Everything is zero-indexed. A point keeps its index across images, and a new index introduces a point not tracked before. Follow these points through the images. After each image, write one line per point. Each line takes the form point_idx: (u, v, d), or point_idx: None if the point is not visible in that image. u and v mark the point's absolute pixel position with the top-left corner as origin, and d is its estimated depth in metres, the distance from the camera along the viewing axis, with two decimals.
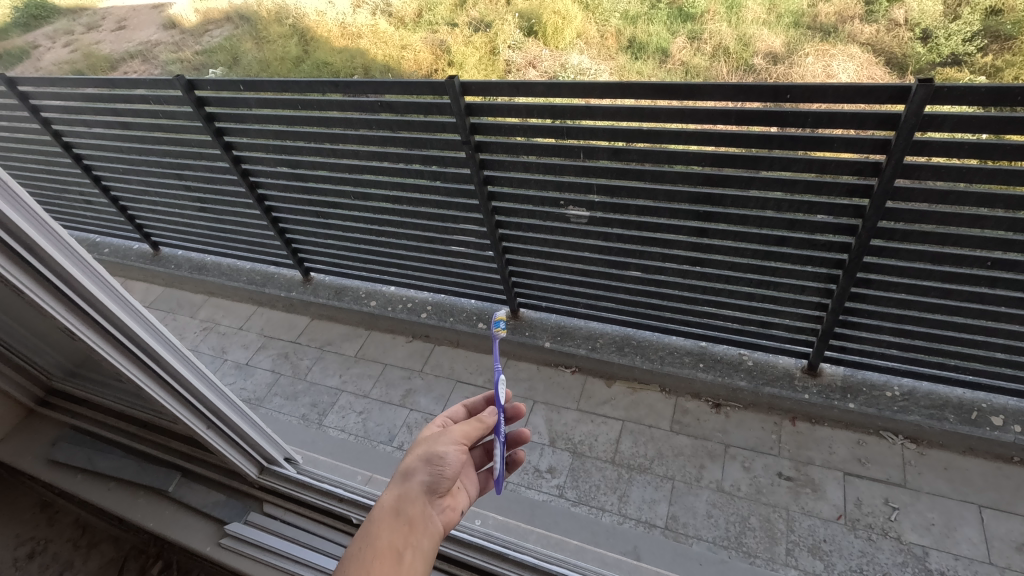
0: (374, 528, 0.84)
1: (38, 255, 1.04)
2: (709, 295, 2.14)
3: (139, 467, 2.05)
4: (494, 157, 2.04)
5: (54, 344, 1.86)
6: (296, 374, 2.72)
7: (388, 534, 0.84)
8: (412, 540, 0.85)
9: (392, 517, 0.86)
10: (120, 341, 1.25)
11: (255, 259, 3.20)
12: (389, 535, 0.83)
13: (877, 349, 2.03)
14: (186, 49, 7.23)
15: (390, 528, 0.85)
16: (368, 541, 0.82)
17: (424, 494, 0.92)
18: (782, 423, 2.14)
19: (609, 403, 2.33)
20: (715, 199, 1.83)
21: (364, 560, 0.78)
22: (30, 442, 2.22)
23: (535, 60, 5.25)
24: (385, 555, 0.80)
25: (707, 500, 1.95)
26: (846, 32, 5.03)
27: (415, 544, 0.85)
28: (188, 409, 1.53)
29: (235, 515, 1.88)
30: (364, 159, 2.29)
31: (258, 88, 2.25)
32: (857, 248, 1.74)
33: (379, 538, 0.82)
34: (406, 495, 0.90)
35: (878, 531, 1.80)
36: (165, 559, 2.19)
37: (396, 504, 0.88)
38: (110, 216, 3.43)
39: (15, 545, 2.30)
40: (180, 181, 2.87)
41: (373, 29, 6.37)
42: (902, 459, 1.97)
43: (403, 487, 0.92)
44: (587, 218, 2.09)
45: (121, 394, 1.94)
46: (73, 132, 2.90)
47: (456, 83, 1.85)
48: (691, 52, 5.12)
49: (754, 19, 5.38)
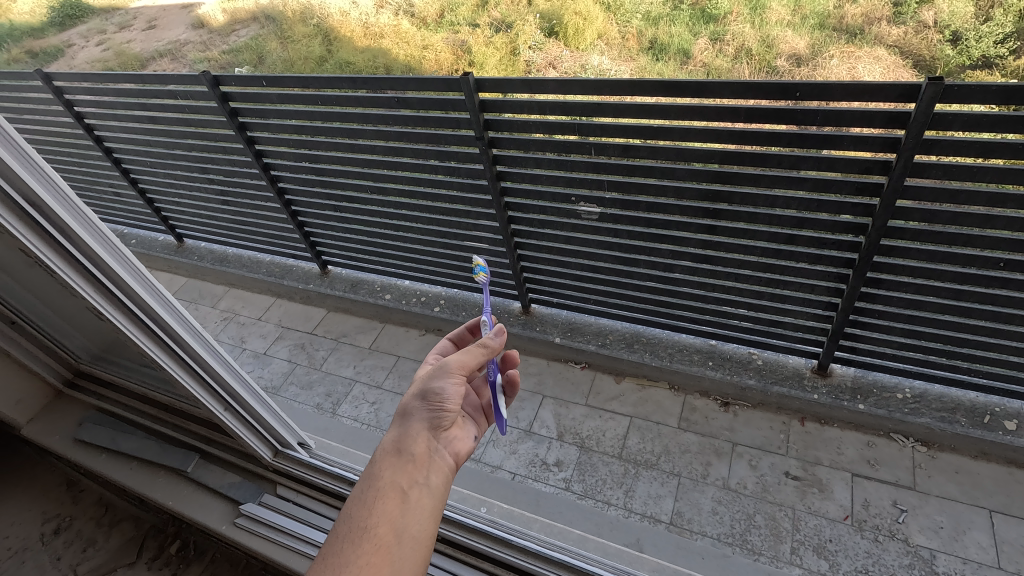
0: (376, 469, 0.84)
1: (71, 238, 1.09)
2: (718, 293, 2.15)
3: (160, 448, 2.13)
4: (507, 153, 2.07)
5: (81, 325, 1.93)
6: (311, 364, 2.78)
7: (392, 473, 0.84)
8: (417, 478, 0.85)
9: (394, 457, 0.86)
10: (145, 322, 1.30)
11: (275, 252, 3.28)
12: (392, 476, 0.83)
13: (887, 351, 2.01)
14: (214, 48, 7.41)
15: (392, 467, 0.84)
16: (372, 483, 0.82)
17: (426, 432, 0.91)
18: (791, 422, 2.14)
19: (617, 399, 2.35)
20: (725, 197, 1.84)
21: (367, 502, 0.79)
22: (58, 422, 2.32)
23: (556, 61, 5.29)
24: (388, 496, 0.80)
25: (712, 496, 1.96)
26: (873, 34, 4.96)
27: (419, 483, 0.84)
28: (208, 392, 1.58)
29: (249, 496, 1.94)
30: (382, 154, 2.34)
31: (280, 84, 2.31)
32: (866, 248, 1.73)
33: (382, 479, 0.83)
34: (408, 435, 0.89)
35: (884, 533, 1.79)
36: (183, 538, 2.27)
37: (399, 445, 0.88)
38: (138, 208, 3.54)
39: (42, 521, 2.40)
40: (205, 174, 2.96)
41: (396, 29, 6.46)
42: (912, 461, 1.96)
43: (404, 427, 0.91)
44: (598, 214, 2.11)
45: (144, 376, 2.02)
46: (104, 126, 3.01)
47: (471, 79, 1.88)
48: (713, 54, 5.10)
49: (778, 21, 5.34)
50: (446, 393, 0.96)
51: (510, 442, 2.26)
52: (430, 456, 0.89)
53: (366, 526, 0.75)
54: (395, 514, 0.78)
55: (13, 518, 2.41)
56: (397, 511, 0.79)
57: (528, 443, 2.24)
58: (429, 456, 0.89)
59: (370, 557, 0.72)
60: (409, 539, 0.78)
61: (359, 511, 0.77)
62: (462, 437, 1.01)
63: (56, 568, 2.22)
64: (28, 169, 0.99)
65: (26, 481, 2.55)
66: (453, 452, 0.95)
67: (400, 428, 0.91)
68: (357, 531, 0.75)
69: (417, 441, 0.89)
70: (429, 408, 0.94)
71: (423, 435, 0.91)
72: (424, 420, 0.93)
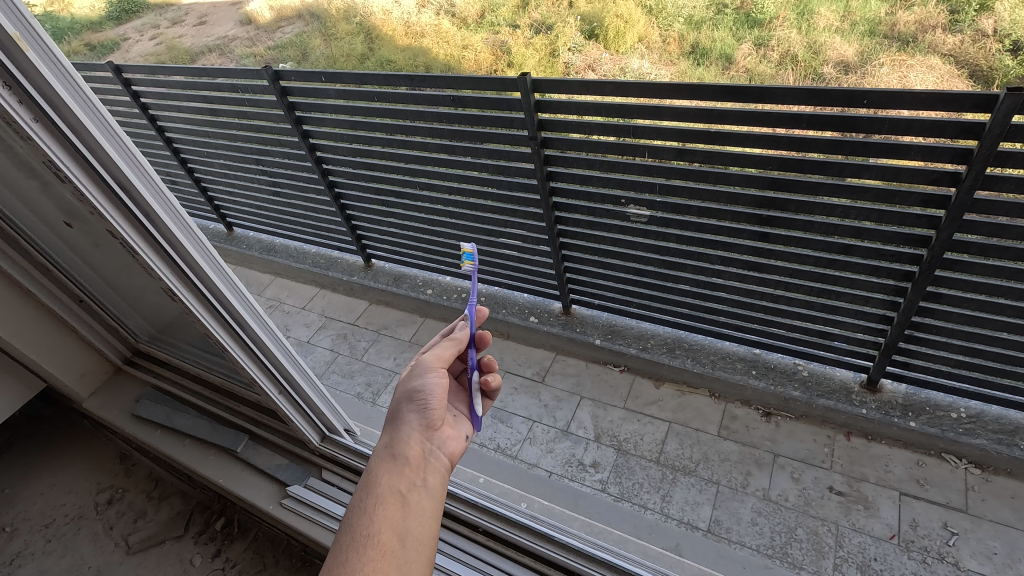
0: (374, 477, 0.88)
1: (154, 221, 1.16)
2: (766, 301, 2.12)
3: (211, 427, 2.22)
4: (558, 153, 2.09)
5: (145, 305, 2.03)
6: (352, 354, 2.84)
7: (389, 479, 0.87)
8: (414, 481, 0.89)
9: (389, 464, 0.90)
10: (213, 303, 1.37)
11: (320, 243, 3.38)
12: (391, 481, 0.87)
13: (943, 368, 1.95)
14: (261, 44, 7.61)
15: (389, 474, 0.88)
16: (370, 491, 0.85)
17: (417, 435, 0.97)
18: (836, 436, 2.10)
19: (656, 403, 2.34)
20: (780, 204, 1.82)
21: (368, 510, 0.82)
22: (117, 397, 2.44)
23: (595, 64, 5.28)
24: (389, 503, 0.84)
25: (752, 507, 1.94)
26: (926, 42, 4.75)
27: (417, 484, 0.88)
28: (265, 375, 1.66)
29: (295, 478, 2.01)
30: (433, 151, 2.39)
31: (338, 80, 2.38)
32: (928, 261, 1.68)
33: (380, 486, 0.86)
34: (400, 441, 0.95)
35: (933, 555, 1.74)
36: (227, 516, 2.35)
37: (391, 451, 0.93)
38: (191, 196, 3.68)
39: (96, 491, 2.52)
40: (258, 166, 3.06)
41: (437, 28, 6.52)
42: (965, 483, 1.90)
43: (395, 435, 0.97)
44: (646, 217, 2.10)
45: (201, 357, 2.11)
46: (167, 117, 3.14)
47: (528, 79, 1.91)
48: (757, 60, 4.99)
49: (827, 27, 5.18)
50: (428, 390, 1.03)
51: (547, 441, 2.27)
52: (423, 457, 0.94)
53: (370, 533, 0.78)
54: (397, 519, 0.82)
55: (71, 487, 2.55)
56: (399, 515, 0.82)
57: (566, 443, 2.25)
58: (422, 457, 0.94)
59: (378, 560, 0.75)
60: (415, 540, 0.80)
61: (362, 519, 0.80)
62: (456, 437, 1.06)
63: (108, 537, 2.34)
64: (122, 156, 1.06)
65: (83, 452, 2.68)
66: (447, 453, 1.00)
67: (391, 435, 0.97)
68: (361, 539, 0.77)
69: (409, 444, 0.95)
70: (416, 409, 1.01)
71: (414, 439, 0.96)
72: (413, 423, 0.99)
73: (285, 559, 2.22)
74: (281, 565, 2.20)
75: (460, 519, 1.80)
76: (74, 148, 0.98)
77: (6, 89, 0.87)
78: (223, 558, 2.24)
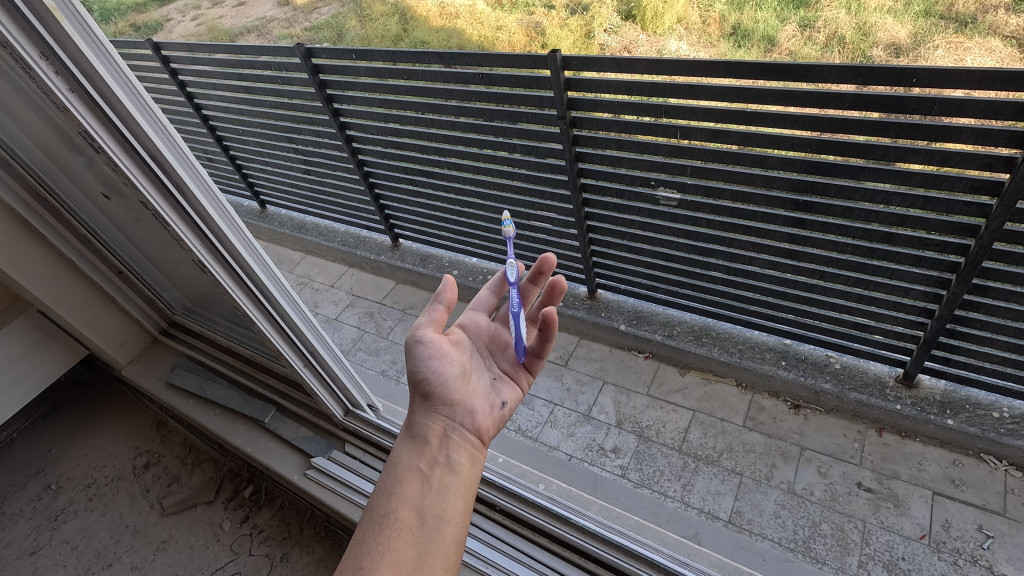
0: (396, 458, 0.93)
1: (185, 195, 1.18)
2: (800, 290, 2.05)
3: (241, 398, 2.29)
4: (588, 134, 2.06)
5: (179, 277, 2.09)
6: (378, 332, 2.89)
7: (410, 459, 0.92)
8: (434, 460, 0.94)
9: (410, 444, 0.95)
10: (241, 277, 1.40)
11: (350, 223, 3.42)
12: (410, 460, 0.92)
13: (986, 365, 1.86)
14: (297, 24, 7.58)
15: (410, 453, 0.94)
16: (391, 472, 0.91)
17: (435, 417, 1.01)
18: (867, 432, 2.03)
19: (680, 391, 2.31)
20: (818, 189, 1.75)
21: (388, 489, 0.87)
22: (155, 364, 2.55)
23: (630, 45, 5.07)
24: (408, 481, 0.89)
25: (776, 500, 1.90)
26: (987, 23, 4.05)
27: (438, 463, 0.93)
28: (292, 349, 1.69)
29: (320, 450, 2.07)
30: (462, 131, 2.38)
31: (369, 57, 2.38)
32: (975, 251, 1.60)
33: (401, 465, 0.91)
34: (420, 422, 0.99)
35: (966, 557, 1.68)
36: (255, 484, 2.43)
37: (411, 431, 0.98)
38: (226, 173, 3.75)
39: (134, 455, 2.64)
40: (291, 144, 3.10)
41: (471, 10, 6.38)
42: (1005, 486, 1.82)
43: (413, 417, 1.01)
44: (677, 200, 2.05)
45: (232, 328, 2.17)
46: (205, 95, 3.20)
47: (558, 56, 1.88)
48: (801, 41, 4.54)
49: (878, 7, 4.60)
50: (433, 375, 1.04)
51: (568, 424, 2.27)
52: (442, 436, 0.99)
53: (387, 512, 0.83)
54: (416, 496, 0.87)
55: (112, 449, 2.67)
56: (418, 493, 0.87)
57: (586, 427, 2.24)
58: (442, 436, 0.99)
59: (395, 539, 0.80)
60: (434, 518, 0.84)
61: (381, 500, 0.86)
62: (481, 411, 1.10)
63: (145, 499, 2.45)
64: (154, 129, 1.07)
65: (123, 417, 2.80)
66: (471, 430, 1.04)
67: (411, 414, 1.02)
68: (379, 518, 0.83)
69: (428, 423, 1.00)
70: (428, 393, 1.03)
71: (433, 420, 1.00)
72: (428, 406, 1.02)
73: (310, 528, 2.28)
74: (305, 533, 2.27)
75: (480, 498, 1.82)
76: (109, 120, 1.00)
77: (45, 60, 0.88)
78: (251, 524, 2.32)
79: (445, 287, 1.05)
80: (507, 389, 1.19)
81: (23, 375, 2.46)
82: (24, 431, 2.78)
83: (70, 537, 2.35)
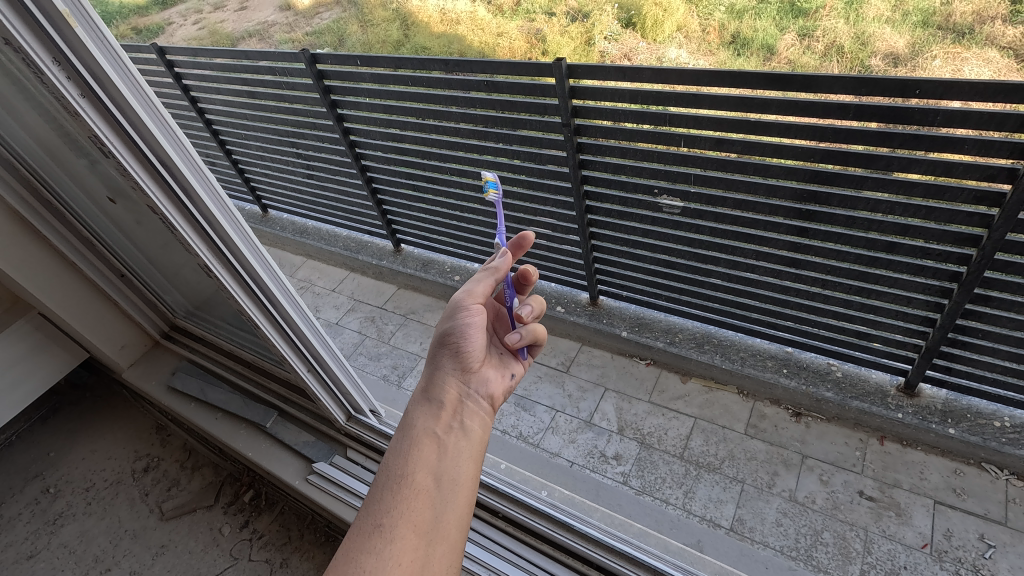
0: (412, 419, 0.90)
1: (193, 199, 1.18)
2: (802, 299, 2.06)
3: (243, 402, 2.28)
4: (591, 142, 2.07)
5: (181, 280, 2.09)
6: (379, 337, 2.88)
7: (425, 422, 0.89)
8: (449, 426, 0.90)
9: (426, 406, 0.92)
10: (246, 281, 1.39)
11: (351, 227, 3.43)
12: (426, 423, 0.89)
13: (988, 374, 1.87)
14: (298, 29, 7.57)
15: (425, 416, 0.90)
16: (407, 434, 0.87)
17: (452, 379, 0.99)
18: (869, 440, 2.04)
19: (682, 399, 2.31)
20: (821, 198, 1.76)
21: (404, 451, 0.84)
22: (155, 367, 2.54)
23: (631, 52, 5.08)
24: (423, 443, 0.85)
25: (778, 508, 1.90)
26: (984, 33, 4.08)
27: (453, 428, 0.90)
28: (296, 354, 1.69)
29: (321, 455, 2.06)
30: (465, 137, 2.39)
31: (375, 64, 2.39)
32: (977, 262, 1.61)
33: (416, 429, 0.88)
34: (436, 386, 0.97)
35: (968, 567, 1.68)
36: (255, 489, 2.42)
37: (427, 395, 0.95)
38: (228, 177, 3.75)
39: (133, 458, 2.63)
40: (293, 148, 3.11)
41: (471, 16, 6.39)
42: (1006, 495, 1.82)
43: (432, 377, 0.99)
44: (680, 208, 2.06)
45: (234, 332, 2.17)
46: (208, 99, 3.20)
47: (563, 64, 1.89)
48: (800, 50, 4.56)
49: (876, 17, 4.62)
50: (455, 336, 1.03)
51: (569, 431, 2.27)
52: (458, 401, 0.96)
53: (404, 472, 0.80)
54: (433, 460, 0.83)
55: (110, 453, 2.66)
56: (435, 456, 0.84)
57: (588, 434, 2.24)
58: (457, 401, 0.96)
59: (412, 499, 0.77)
60: (450, 481, 0.81)
61: (396, 460, 0.82)
62: (498, 378, 1.06)
63: (144, 504, 2.43)
64: (163, 134, 1.07)
65: (123, 420, 2.79)
66: (486, 396, 1.01)
67: (427, 379, 0.99)
68: (396, 477, 0.79)
69: (444, 388, 0.97)
70: (451, 356, 1.02)
71: (449, 383, 0.98)
72: (449, 368, 1.01)
73: (310, 534, 2.27)
74: (305, 538, 2.26)
75: (482, 504, 1.81)
76: (118, 125, 1.00)
77: (57, 65, 0.89)
78: (250, 529, 2.31)
79: (501, 257, 1.02)
80: (517, 362, 1.14)
81: (25, 376, 2.46)
82: (23, 433, 2.76)
83: (68, 540, 2.34)
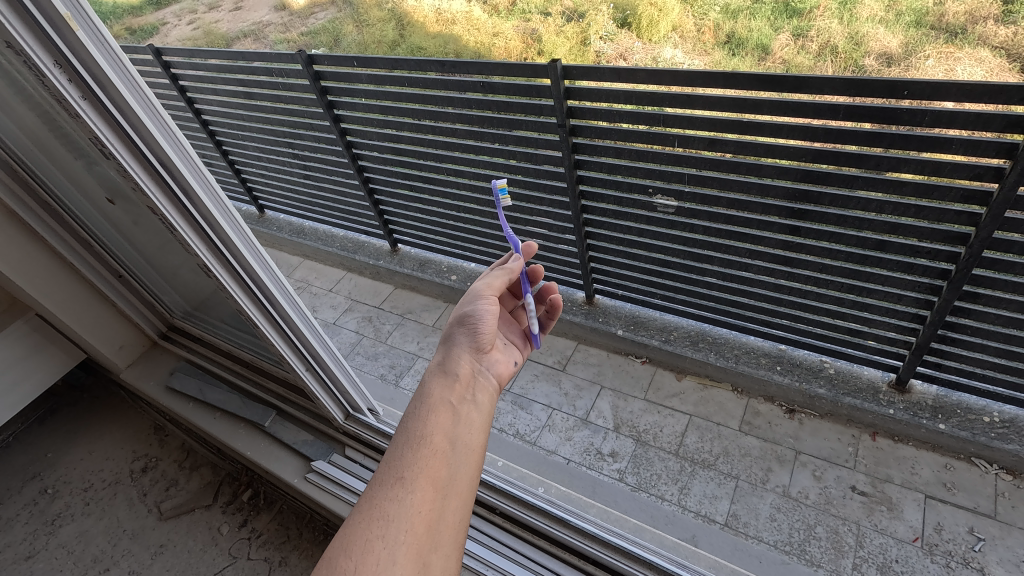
0: (429, 387, 0.90)
1: (192, 200, 1.20)
2: (795, 297, 2.08)
3: (241, 401, 2.29)
4: (586, 142, 2.09)
5: (179, 280, 2.10)
6: (377, 337, 2.90)
7: (443, 390, 0.89)
8: (464, 396, 0.90)
9: (442, 378, 0.92)
10: (246, 281, 1.41)
11: (348, 228, 3.44)
12: (443, 393, 0.88)
13: (977, 371, 1.90)
14: (293, 29, 7.55)
15: (442, 386, 0.90)
16: (423, 399, 0.87)
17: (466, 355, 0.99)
18: (861, 436, 2.07)
19: (677, 396, 2.33)
20: (813, 197, 1.79)
21: (421, 414, 0.83)
22: (153, 368, 2.55)
23: (627, 52, 5.10)
24: (440, 409, 0.85)
25: (771, 503, 1.92)
26: (976, 33, 4.13)
27: (467, 400, 0.90)
28: (295, 353, 1.70)
29: (319, 453, 2.08)
30: (461, 138, 2.41)
31: (371, 65, 2.41)
32: (965, 259, 1.64)
33: (434, 395, 0.88)
34: (452, 360, 0.97)
35: (958, 560, 1.71)
36: (254, 488, 2.43)
37: (443, 366, 0.95)
38: (225, 177, 3.76)
39: (131, 458, 2.64)
40: (290, 149, 3.12)
41: (467, 16, 6.39)
42: (995, 489, 1.85)
43: (447, 351, 1.00)
44: (674, 208, 2.08)
45: (232, 332, 2.18)
46: (204, 100, 3.21)
47: (558, 65, 1.91)
48: (794, 50, 4.59)
49: (870, 17, 4.65)
50: (473, 316, 1.04)
51: (566, 428, 2.29)
52: (471, 375, 0.96)
53: (422, 433, 0.80)
54: (448, 425, 0.83)
55: (108, 454, 2.66)
56: (450, 422, 0.84)
57: (584, 431, 2.26)
58: (471, 376, 0.96)
59: (429, 459, 0.77)
60: (465, 446, 0.82)
61: (415, 422, 0.82)
62: (503, 361, 1.07)
63: (143, 503, 2.44)
64: (164, 136, 1.09)
65: (121, 420, 2.80)
66: (495, 375, 1.02)
67: (443, 354, 0.99)
68: (415, 437, 0.79)
69: (459, 362, 0.97)
70: (467, 332, 1.03)
71: (465, 359, 0.98)
72: (463, 344, 1.02)
73: (309, 532, 2.28)
74: (304, 537, 2.27)
75: (480, 501, 1.83)
76: (119, 127, 1.01)
77: (59, 69, 0.90)
78: (249, 528, 2.33)
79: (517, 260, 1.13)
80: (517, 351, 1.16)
81: (22, 378, 2.46)
82: (20, 434, 2.76)
83: (67, 540, 2.35)
